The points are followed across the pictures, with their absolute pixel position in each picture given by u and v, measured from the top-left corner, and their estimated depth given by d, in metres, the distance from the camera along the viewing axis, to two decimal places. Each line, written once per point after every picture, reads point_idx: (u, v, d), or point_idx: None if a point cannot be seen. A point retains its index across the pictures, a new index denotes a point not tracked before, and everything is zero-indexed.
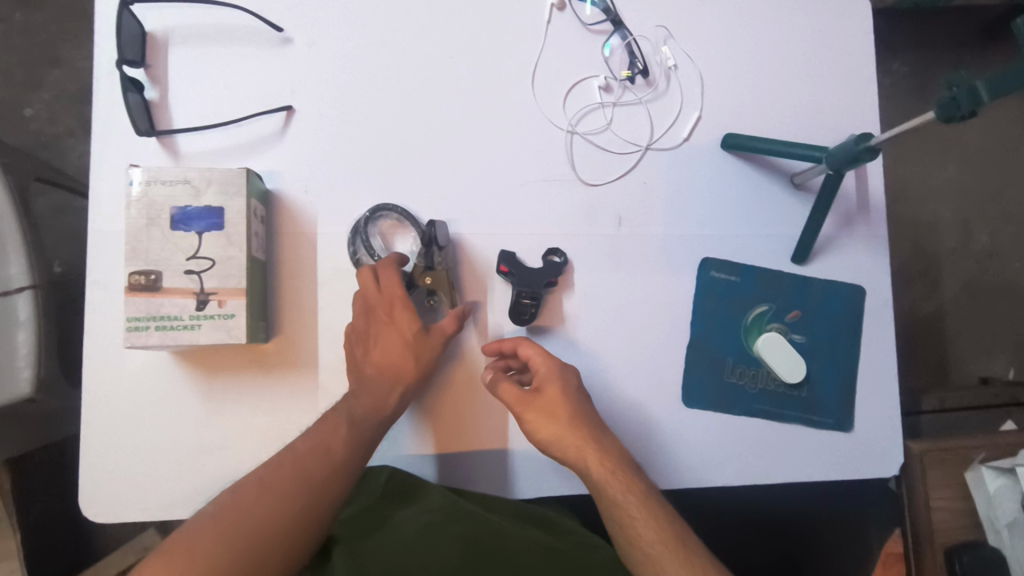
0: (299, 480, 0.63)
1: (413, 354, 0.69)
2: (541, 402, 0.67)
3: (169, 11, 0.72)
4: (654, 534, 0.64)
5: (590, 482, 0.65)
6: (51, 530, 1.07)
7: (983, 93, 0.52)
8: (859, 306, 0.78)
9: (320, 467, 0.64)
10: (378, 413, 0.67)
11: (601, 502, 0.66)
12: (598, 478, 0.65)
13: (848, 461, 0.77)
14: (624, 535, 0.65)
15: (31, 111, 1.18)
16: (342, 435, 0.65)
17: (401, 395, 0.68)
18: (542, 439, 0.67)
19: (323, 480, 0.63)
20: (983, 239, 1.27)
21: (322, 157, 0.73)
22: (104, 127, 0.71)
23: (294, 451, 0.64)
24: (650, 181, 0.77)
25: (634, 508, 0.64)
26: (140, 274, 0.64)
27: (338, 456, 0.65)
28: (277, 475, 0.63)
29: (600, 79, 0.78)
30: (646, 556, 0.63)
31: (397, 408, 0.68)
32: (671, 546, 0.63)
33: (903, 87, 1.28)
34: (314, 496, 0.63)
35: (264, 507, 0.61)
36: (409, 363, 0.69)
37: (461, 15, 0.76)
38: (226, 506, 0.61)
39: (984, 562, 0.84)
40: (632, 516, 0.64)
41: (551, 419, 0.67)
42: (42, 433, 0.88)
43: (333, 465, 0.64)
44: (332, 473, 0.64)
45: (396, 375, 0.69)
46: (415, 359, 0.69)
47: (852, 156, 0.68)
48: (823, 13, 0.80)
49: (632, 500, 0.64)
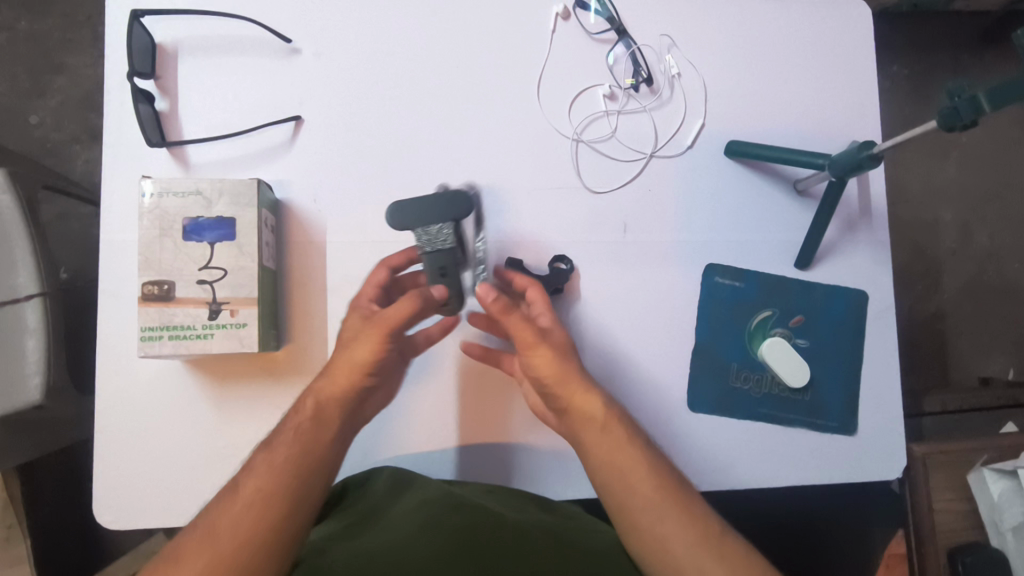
0: (259, 506, 0.57)
1: (352, 346, 0.64)
2: (551, 338, 0.65)
3: (178, 23, 0.73)
4: (654, 479, 0.62)
5: (591, 424, 0.64)
6: (61, 534, 1.08)
7: (984, 102, 0.53)
8: (862, 311, 0.79)
9: (268, 483, 0.58)
10: (314, 421, 0.62)
11: (590, 450, 0.64)
12: (600, 419, 0.64)
13: (853, 465, 0.78)
14: (618, 481, 0.63)
15: (36, 118, 1.19)
16: (290, 439, 0.61)
17: (316, 399, 0.63)
18: (545, 372, 0.64)
19: (277, 500, 0.58)
20: (982, 241, 1.28)
21: (331, 167, 0.74)
22: (115, 138, 0.71)
23: (248, 474, 0.60)
24: (655, 188, 0.78)
25: (632, 455, 0.63)
26: (153, 284, 0.65)
27: (286, 473, 0.59)
28: (231, 509, 0.57)
29: (604, 88, 0.79)
30: (647, 506, 0.61)
31: (323, 415, 0.63)
32: (671, 495, 0.62)
33: (902, 91, 1.29)
34: (272, 509, 0.57)
35: (225, 538, 0.55)
36: (345, 359, 0.64)
37: (467, 25, 0.77)
38: (206, 526, 0.57)
39: (987, 562, 0.85)
40: (631, 462, 0.63)
41: (561, 356, 0.65)
42: (53, 439, 0.89)
43: (277, 482, 0.58)
44: (286, 494, 0.58)
45: (332, 376, 0.64)
46: (352, 350, 0.64)
47: (855, 164, 0.69)
48: (825, 21, 0.81)
49: (630, 448, 0.64)
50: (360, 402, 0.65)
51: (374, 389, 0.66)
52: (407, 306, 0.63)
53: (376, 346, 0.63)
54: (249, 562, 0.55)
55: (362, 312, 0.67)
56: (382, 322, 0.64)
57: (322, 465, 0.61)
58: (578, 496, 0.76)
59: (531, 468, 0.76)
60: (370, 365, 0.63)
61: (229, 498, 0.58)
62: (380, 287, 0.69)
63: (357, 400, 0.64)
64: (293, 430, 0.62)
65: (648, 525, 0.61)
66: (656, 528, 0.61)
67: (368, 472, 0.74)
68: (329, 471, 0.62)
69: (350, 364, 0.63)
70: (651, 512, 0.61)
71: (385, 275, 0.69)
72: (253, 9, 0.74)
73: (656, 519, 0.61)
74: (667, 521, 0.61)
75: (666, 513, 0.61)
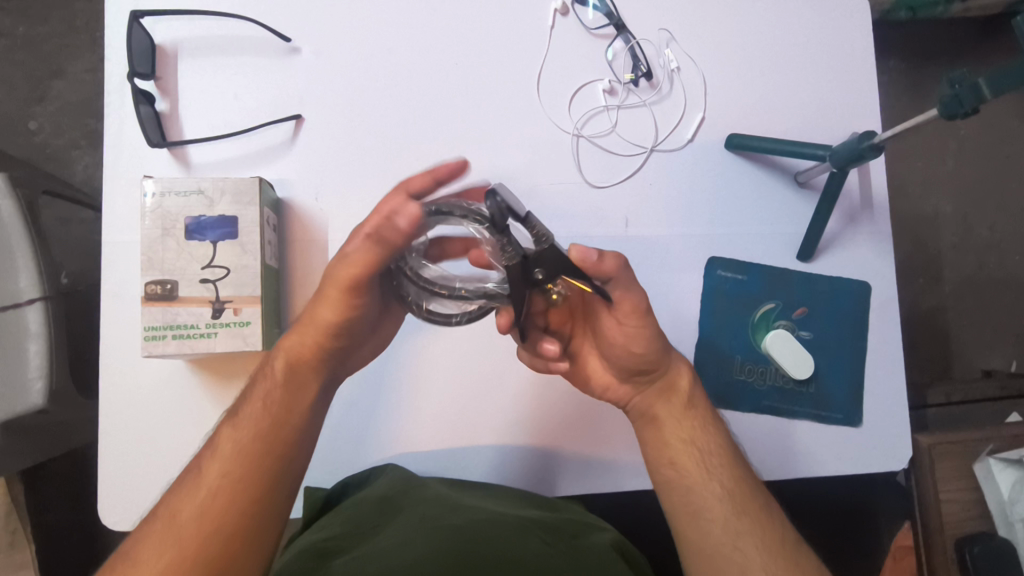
0: (229, 490, 0.55)
1: (317, 301, 0.60)
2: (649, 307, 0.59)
3: (178, 24, 0.73)
4: (732, 474, 0.62)
5: (676, 400, 0.65)
6: (65, 538, 1.08)
7: (985, 88, 0.53)
8: (866, 302, 0.79)
9: (237, 467, 0.56)
10: (291, 392, 0.60)
11: (670, 431, 0.64)
12: (668, 393, 0.65)
13: (858, 456, 0.78)
14: (698, 462, 0.63)
15: (35, 124, 1.19)
16: (258, 413, 0.59)
17: (288, 362, 0.61)
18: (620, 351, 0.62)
19: (244, 485, 0.56)
20: (983, 233, 1.28)
21: (331, 165, 0.74)
22: (117, 140, 0.72)
23: (214, 455, 0.57)
24: (656, 182, 0.78)
25: (706, 439, 0.64)
26: (156, 284, 0.65)
27: (257, 453, 0.57)
28: (198, 495, 0.55)
29: (604, 83, 0.79)
30: (706, 500, 0.61)
31: (293, 380, 0.61)
32: (748, 489, 0.62)
33: (899, 85, 1.29)
34: (244, 489, 0.55)
35: (193, 524, 0.54)
36: (314, 317, 0.60)
37: (465, 22, 0.77)
38: (177, 502, 0.55)
39: (996, 553, 0.85)
40: (709, 448, 0.63)
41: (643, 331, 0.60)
42: (56, 444, 0.88)
43: (250, 464, 0.56)
44: (258, 481, 0.56)
45: (306, 335, 0.61)
46: (319, 305, 0.60)
47: (856, 155, 0.70)
48: (822, 13, 0.81)
49: (705, 431, 0.64)
50: (336, 360, 0.63)
51: (352, 348, 0.64)
52: (363, 260, 0.55)
53: (338, 303, 0.59)
54: (220, 548, 0.53)
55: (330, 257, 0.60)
56: (335, 274, 0.58)
57: (292, 449, 0.59)
58: (585, 493, 0.75)
59: (533, 466, 0.74)
60: (336, 323, 0.59)
61: (196, 481, 0.56)
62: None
63: (332, 361, 0.62)
64: (263, 402, 0.60)
65: (722, 519, 0.60)
66: (734, 523, 0.60)
67: (367, 474, 0.74)
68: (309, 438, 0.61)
69: (314, 323, 0.60)
70: (729, 505, 0.60)
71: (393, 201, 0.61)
72: (252, 9, 0.74)
73: (736, 515, 0.60)
74: (744, 519, 0.60)
75: (744, 509, 0.60)
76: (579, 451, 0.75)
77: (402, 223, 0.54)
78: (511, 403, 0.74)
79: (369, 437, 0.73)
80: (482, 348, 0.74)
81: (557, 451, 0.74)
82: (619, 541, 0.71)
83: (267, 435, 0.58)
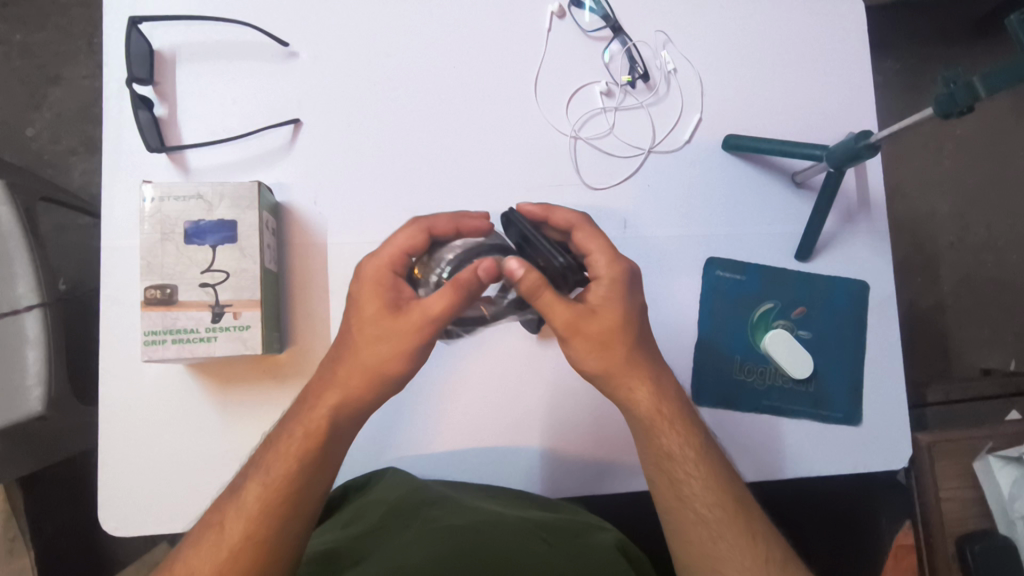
0: (251, 539, 0.56)
1: (376, 347, 0.59)
2: (611, 296, 0.59)
3: (175, 28, 0.74)
4: (712, 497, 0.61)
5: (641, 420, 0.62)
6: (65, 545, 1.07)
7: (979, 87, 0.53)
8: (863, 301, 0.79)
9: (255, 521, 0.56)
10: (319, 448, 0.59)
11: (648, 450, 0.63)
12: (648, 413, 0.61)
13: (859, 455, 0.78)
14: (673, 488, 0.62)
15: (32, 131, 1.19)
16: (284, 459, 0.58)
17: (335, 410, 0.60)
18: (586, 360, 0.60)
19: (259, 522, 0.56)
20: (980, 232, 1.28)
21: (329, 169, 0.74)
22: (115, 144, 0.72)
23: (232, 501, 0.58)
24: (653, 183, 0.78)
25: (684, 467, 0.61)
26: (155, 288, 0.65)
27: (271, 505, 0.57)
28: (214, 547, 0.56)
29: (602, 86, 0.79)
30: (697, 519, 0.61)
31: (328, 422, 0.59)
32: (730, 513, 0.60)
33: (894, 86, 1.30)
34: (266, 526, 0.56)
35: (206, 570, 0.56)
36: (365, 359, 0.59)
37: (461, 25, 0.77)
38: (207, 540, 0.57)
39: (996, 552, 0.85)
40: (687, 474, 0.61)
41: (605, 348, 0.59)
42: (55, 450, 0.88)
43: (262, 513, 0.57)
44: (275, 516, 0.57)
45: (342, 382, 0.60)
46: (380, 351, 0.59)
47: (853, 154, 0.69)
48: (817, 15, 0.82)
49: (682, 459, 0.62)
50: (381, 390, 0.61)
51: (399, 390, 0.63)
52: (446, 306, 0.57)
53: (410, 348, 0.59)
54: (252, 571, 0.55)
55: (391, 304, 0.59)
56: (417, 322, 0.58)
57: (320, 469, 0.59)
58: (594, 492, 0.75)
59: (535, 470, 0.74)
60: (399, 366, 0.60)
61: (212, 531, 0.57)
62: (406, 252, 0.61)
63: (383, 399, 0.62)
64: (290, 446, 0.59)
65: (701, 541, 0.60)
66: (709, 545, 0.60)
67: (368, 477, 0.73)
68: (320, 481, 0.60)
69: (368, 361, 0.59)
70: (704, 529, 0.60)
71: (420, 240, 0.62)
72: (250, 13, 0.75)
73: (713, 537, 0.60)
74: (722, 542, 0.60)
75: (723, 531, 0.60)
76: (582, 454, 0.74)
77: (483, 274, 0.56)
78: (512, 407, 0.74)
79: (369, 442, 0.72)
80: (474, 347, 0.74)
81: (557, 453, 0.74)
82: (621, 540, 0.71)
83: (286, 496, 0.57)
